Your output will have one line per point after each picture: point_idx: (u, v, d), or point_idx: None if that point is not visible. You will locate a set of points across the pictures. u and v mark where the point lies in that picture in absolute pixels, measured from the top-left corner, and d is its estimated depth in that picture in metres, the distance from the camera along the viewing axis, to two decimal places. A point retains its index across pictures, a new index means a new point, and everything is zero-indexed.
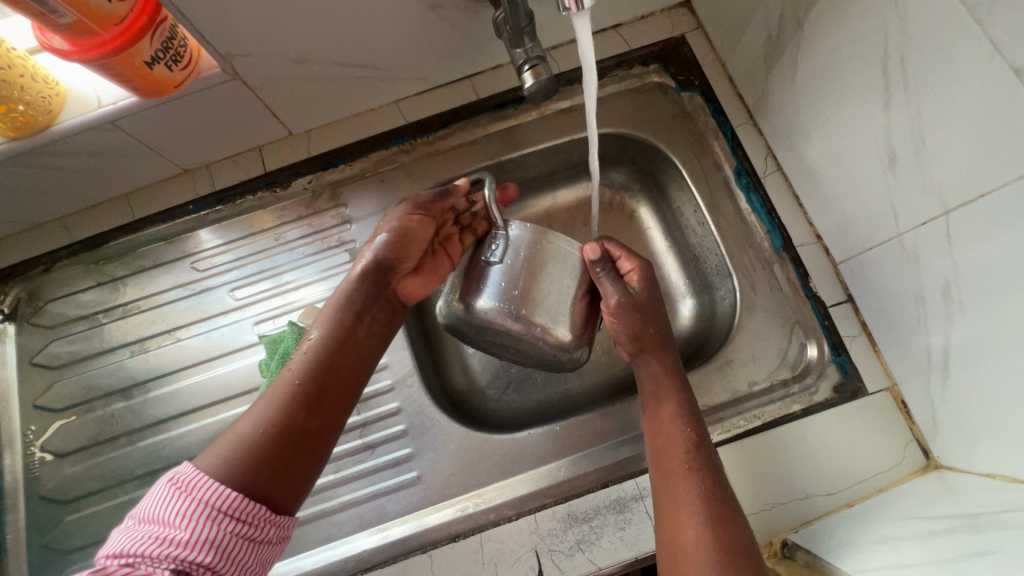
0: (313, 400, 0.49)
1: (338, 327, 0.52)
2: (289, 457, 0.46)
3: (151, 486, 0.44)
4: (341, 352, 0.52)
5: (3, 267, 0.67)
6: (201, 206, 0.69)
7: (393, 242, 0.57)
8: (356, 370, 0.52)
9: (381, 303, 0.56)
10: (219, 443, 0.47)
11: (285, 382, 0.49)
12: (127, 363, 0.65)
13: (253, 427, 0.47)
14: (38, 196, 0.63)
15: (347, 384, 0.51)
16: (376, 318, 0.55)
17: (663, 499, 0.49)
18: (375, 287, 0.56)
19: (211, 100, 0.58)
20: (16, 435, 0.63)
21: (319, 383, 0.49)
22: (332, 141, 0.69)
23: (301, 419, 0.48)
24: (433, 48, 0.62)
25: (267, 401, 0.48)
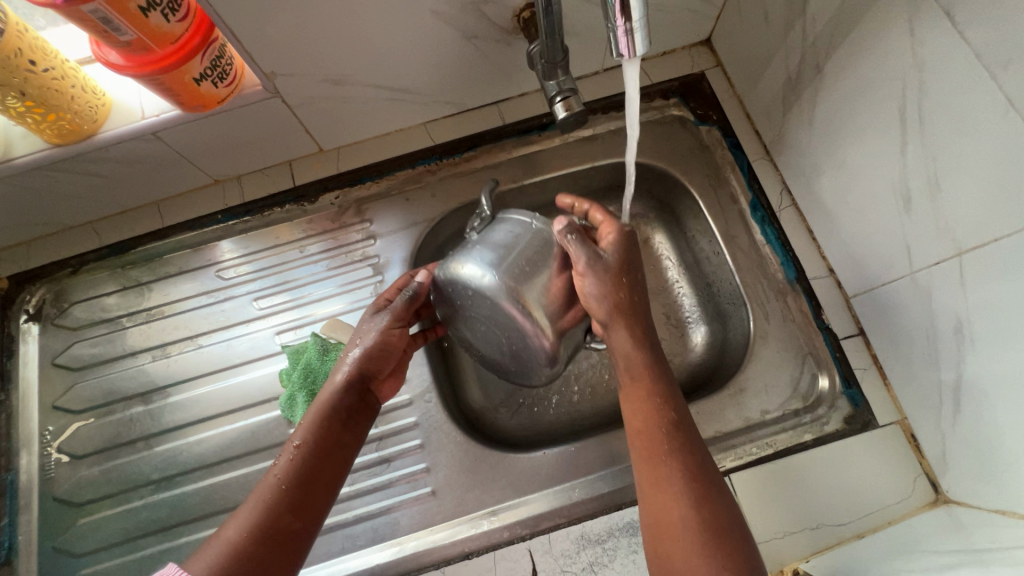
0: (297, 503, 0.48)
1: (325, 429, 0.51)
2: (276, 560, 0.45)
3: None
4: (322, 453, 0.50)
5: (30, 268, 0.68)
6: (230, 216, 0.70)
7: (374, 349, 0.56)
8: (338, 469, 0.51)
9: (362, 402, 0.55)
10: (206, 545, 0.46)
11: (272, 485, 0.48)
12: (148, 368, 0.66)
13: (237, 534, 0.45)
14: (73, 200, 0.64)
15: (329, 485, 0.50)
16: (358, 417, 0.54)
17: (647, 485, 0.48)
18: (355, 388, 0.55)
19: (250, 115, 0.60)
20: (34, 435, 0.63)
21: (302, 487, 0.48)
22: (360, 159, 0.71)
23: (287, 521, 0.47)
24: (465, 74, 0.65)
25: (251, 505, 0.47)
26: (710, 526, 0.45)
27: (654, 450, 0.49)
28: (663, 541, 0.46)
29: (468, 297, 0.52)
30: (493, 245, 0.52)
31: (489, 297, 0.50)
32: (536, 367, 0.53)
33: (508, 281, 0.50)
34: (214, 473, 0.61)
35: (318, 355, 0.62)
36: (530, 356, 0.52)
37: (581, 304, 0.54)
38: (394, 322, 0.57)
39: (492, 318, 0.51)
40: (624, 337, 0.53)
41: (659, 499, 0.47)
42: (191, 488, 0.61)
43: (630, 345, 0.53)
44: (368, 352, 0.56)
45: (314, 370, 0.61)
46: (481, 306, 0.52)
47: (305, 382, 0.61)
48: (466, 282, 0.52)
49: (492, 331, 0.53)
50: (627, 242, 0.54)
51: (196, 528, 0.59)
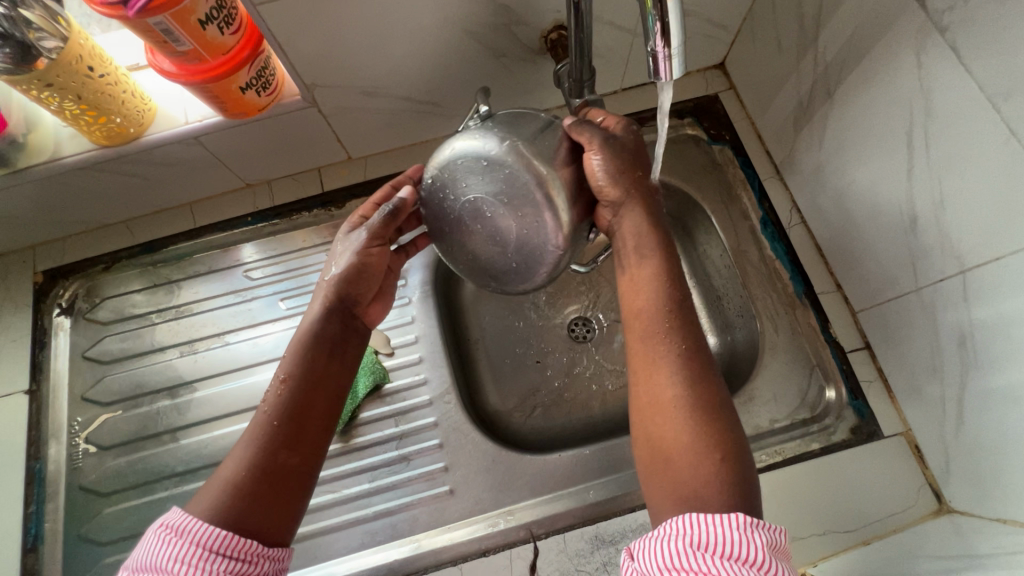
0: (289, 437, 0.47)
1: (308, 360, 0.50)
2: (275, 495, 0.45)
3: (143, 536, 0.42)
4: (310, 383, 0.50)
5: (65, 263, 0.71)
6: (259, 219, 0.73)
7: (353, 270, 0.54)
8: (330, 398, 0.50)
9: (348, 329, 0.54)
10: (206, 488, 0.45)
11: (261, 421, 0.47)
12: (176, 363, 0.68)
13: (232, 473, 0.45)
14: (111, 198, 0.67)
15: (322, 416, 0.49)
16: (345, 345, 0.53)
17: (639, 365, 0.47)
18: (340, 315, 0.53)
19: (287, 122, 0.63)
20: (62, 425, 0.65)
21: (293, 420, 0.47)
22: (387, 167, 0.74)
23: (282, 456, 0.46)
24: (492, 90, 0.68)
25: (245, 442, 0.47)
26: (708, 412, 0.43)
27: (652, 335, 0.47)
28: (653, 431, 0.44)
29: (478, 174, 0.48)
30: (497, 125, 0.50)
31: (510, 173, 0.48)
32: (540, 262, 0.50)
33: (530, 154, 0.48)
34: None
35: None
36: (539, 241, 0.49)
37: (591, 190, 0.52)
38: (375, 239, 0.56)
39: (505, 194, 0.48)
40: (635, 218, 0.51)
41: (653, 381, 0.45)
42: None
43: (639, 225, 0.51)
44: (347, 273, 0.54)
45: None
46: (496, 181, 0.48)
47: None
48: (477, 160, 0.48)
49: (502, 213, 0.48)
50: (632, 129, 0.53)
51: None
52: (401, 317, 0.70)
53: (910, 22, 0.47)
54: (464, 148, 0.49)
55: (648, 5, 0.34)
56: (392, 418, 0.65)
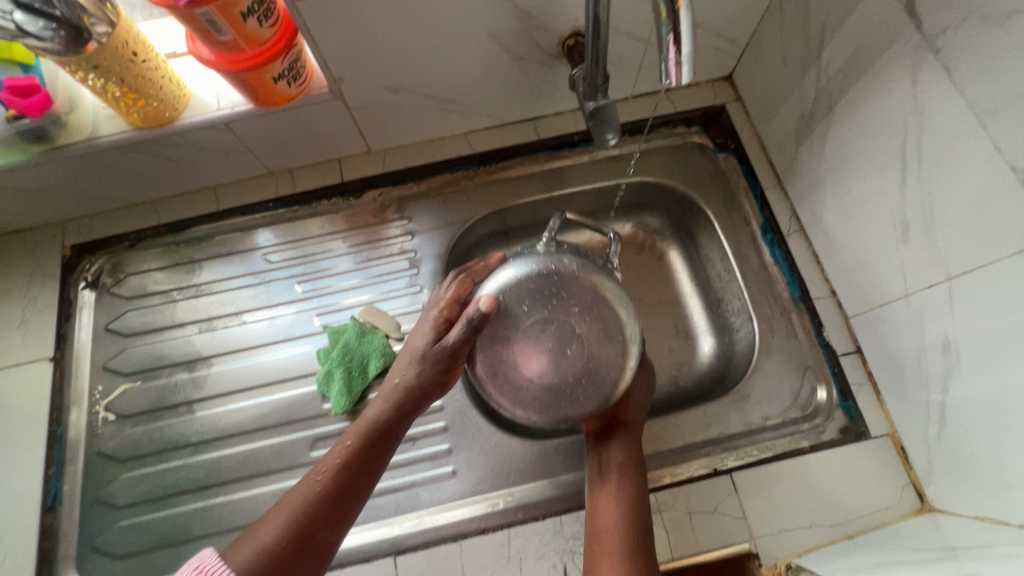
0: (329, 519, 0.51)
1: (358, 449, 0.55)
2: (303, 564, 0.50)
3: (176, 568, 0.46)
4: (357, 472, 0.54)
5: (92, 239, 0.74)
6: (280, 205, 0.76)
7: (426, 380, 0.58)
8: (367, 488, 0.54)
9: (403, 429, 0.58)
10: (244, 540, 0.50)
11: (308, 493, 0.52)
12: (194, 338, 0.71)
13: (273, 536, 0.49)
14: (141, 178, 0.70)
15: (356, 503, 0.53)
16: (394, 440, 0.57)
17: (597, 557, 0.53)
18: (402, 412, 0.58)
19: (313, 113, 0.66)
20: (83, 393, 0.67)
21: (336, 503, 0.52)
22: (405, 161, 0.77)
23: (320, 533, 0.51)
24: (509, 91, 0.71)
25: (289, 507, 0.52)
26: None
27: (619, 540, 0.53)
28: None
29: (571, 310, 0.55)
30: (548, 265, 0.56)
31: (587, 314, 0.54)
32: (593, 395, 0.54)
33: (618, 330, 0.54)
34: (250, 440, 0.66)
35: (357, 337, 0.68)
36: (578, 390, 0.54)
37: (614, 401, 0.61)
38: (455, 357, 0.57)
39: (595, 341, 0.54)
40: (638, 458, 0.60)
41: (602, 565, 0.52)
42: (227, 453, 0.65)
43: (627, 454, 0.58)
44: (421, 381, 0.58)
45: (351, 350, 0.67)
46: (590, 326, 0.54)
47: (343, 360, 0.67)
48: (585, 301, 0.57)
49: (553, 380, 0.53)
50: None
51: (231, 489, 0.64)
52: (413, 304, 0.72)
53: (907, 43, 0.50)
54: (537, 284, 0.55)
55: (663, 14, 0.37)
56: None
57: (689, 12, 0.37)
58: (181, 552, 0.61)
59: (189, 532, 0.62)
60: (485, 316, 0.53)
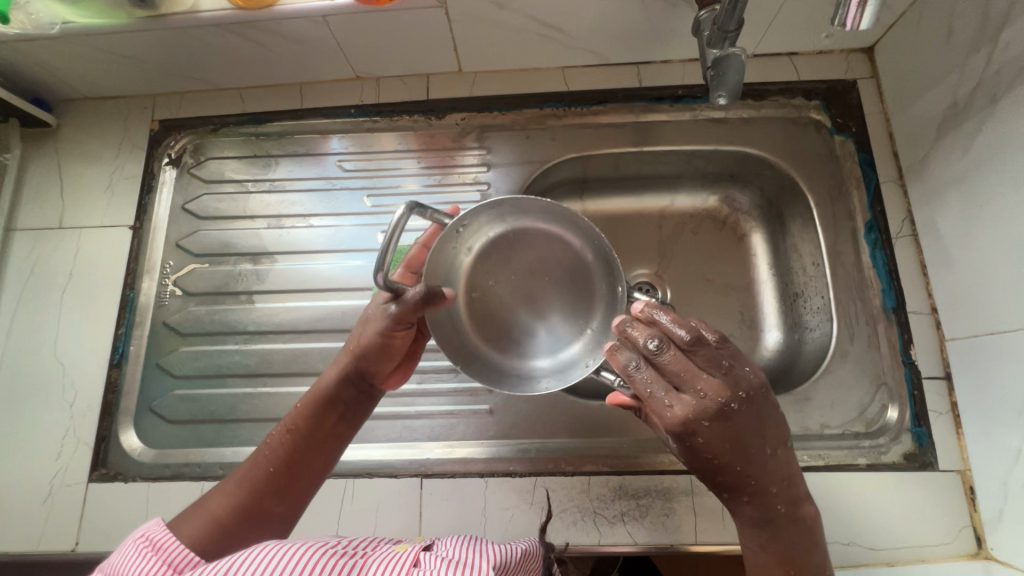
0: (280, 488, 0.48)
1: (307, 419, 0.50)
2: (254, 532, 0.46)
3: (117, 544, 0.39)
4: (310, 443, 0.49)
5: (180, 117, 0.75)
6: (362, 113, 0.74)
7: (373, 348, 0.51)
8: (324, 461, 0.50)
9: (359, 398, 0.52)
10: (192, 509, 0.46)
11: (258, 465, 0.48)
12: (261, 233, 0.72)
13: (222, 506, 0.46)
14: (234, 61, 0.69)
15: (314, 474, 0.50)
16: (354, 411, 0.52)
17: None
18: (353, 383, 0.51)
19: (414, 19, 0.63)
20: (156, 265, 0.70)
21: (289, 472, 0.48)
22: (494, 88, 0.73)
23: (268, 503, 0.47)
24: (622, 26, 0.66)
25: (238, 478, 0.48)
26: None
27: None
28: None
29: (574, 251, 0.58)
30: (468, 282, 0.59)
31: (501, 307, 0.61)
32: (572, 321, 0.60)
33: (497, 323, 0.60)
34: (301, 339, 0.68)
35: None
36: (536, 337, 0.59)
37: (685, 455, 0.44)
38: (400, 328, 0.51)
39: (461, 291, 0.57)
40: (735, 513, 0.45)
41: None
42: (278, 348, 0.67)
43: (754, 509, 0.43)
44: (366, 350, 0.51)
45: None
46: (473, 273, 0.59)
47: None
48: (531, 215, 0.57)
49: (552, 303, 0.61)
50: (705, 415, 0.40)
51: (277, 383, 0.66)
52: None
53: None
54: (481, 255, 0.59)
55: None
56: None
57: None
58: (227, 430, 0.64)
59: (236, 414, 0.65)
60: (438, 296, 0.50)
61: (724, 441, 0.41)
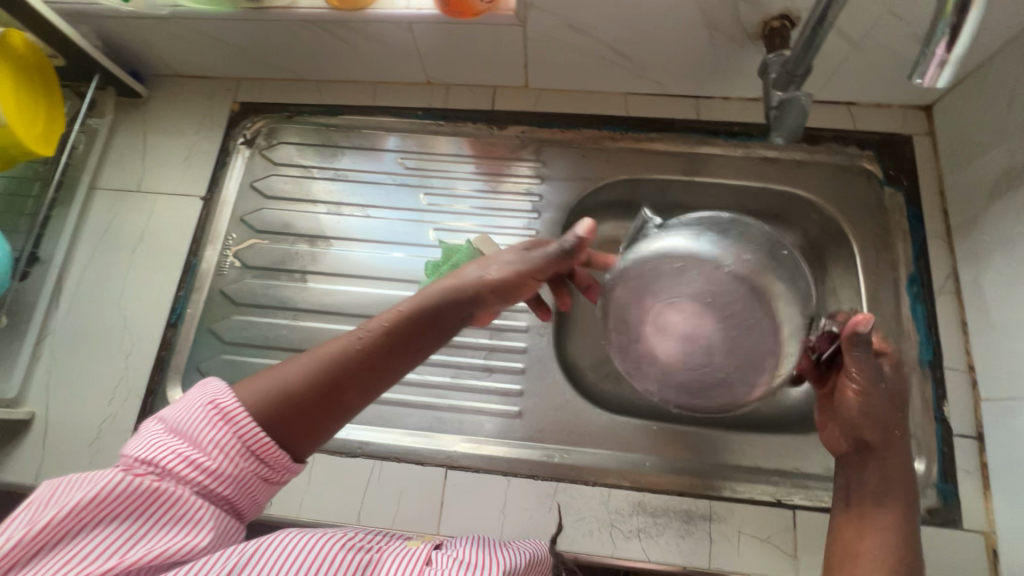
0: (358, 381, 0.44)
1: (412, 317, 0.47)
2: (317, 419, 0.43)
3: (190, 401, 0.43)
4: (400, 345, 0.46)
5: (259, 102, 0.80)
6: (429, 116, 0.78)
7: (507, 283, 0.50)
8: (407, 363, 0.47)
9: (466, 318, 0.50)
10: (265, 375, 0.44)
11: (344, 349, 0.45)
12: (321, 217, 0.76)
13: (298, 381, 0.43)
14: (318, 56, 0.74)
15: (392, 375, 0.46)
16: (454, 326, 0.49)
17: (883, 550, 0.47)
18: (470, 302, 0.49)
19: (494, 33, 0.66)
20: (220, 235, 0.74)
21: (372, 366, 0.45)
22: (557, 106, 0.76)
23: (346, 395, 0.44)
24: (688, 60, 0.68)
25: (321, 354, 0.45)
26: None
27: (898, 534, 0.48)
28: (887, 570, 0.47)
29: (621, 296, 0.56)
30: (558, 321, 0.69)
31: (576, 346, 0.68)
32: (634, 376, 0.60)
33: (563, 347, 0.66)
34: (346, 322, 0.71)
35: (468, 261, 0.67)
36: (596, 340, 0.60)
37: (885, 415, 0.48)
38: (536, 272, 0.52)
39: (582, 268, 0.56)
40: (879, 467, 0.48)
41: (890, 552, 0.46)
42: (324, 327, 0.70)
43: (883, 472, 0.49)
44: (496, 281, 0.50)
45: None
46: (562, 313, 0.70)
47: None
48: None
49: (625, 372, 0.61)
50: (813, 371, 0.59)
51: None
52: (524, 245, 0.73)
53: None
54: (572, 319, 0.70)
55: (946, 9, 0.34)
56: (489, 331, 0.70)
57: (981, 13, 0.33)
58: None
59: None
60: (581, 243, 0.52)
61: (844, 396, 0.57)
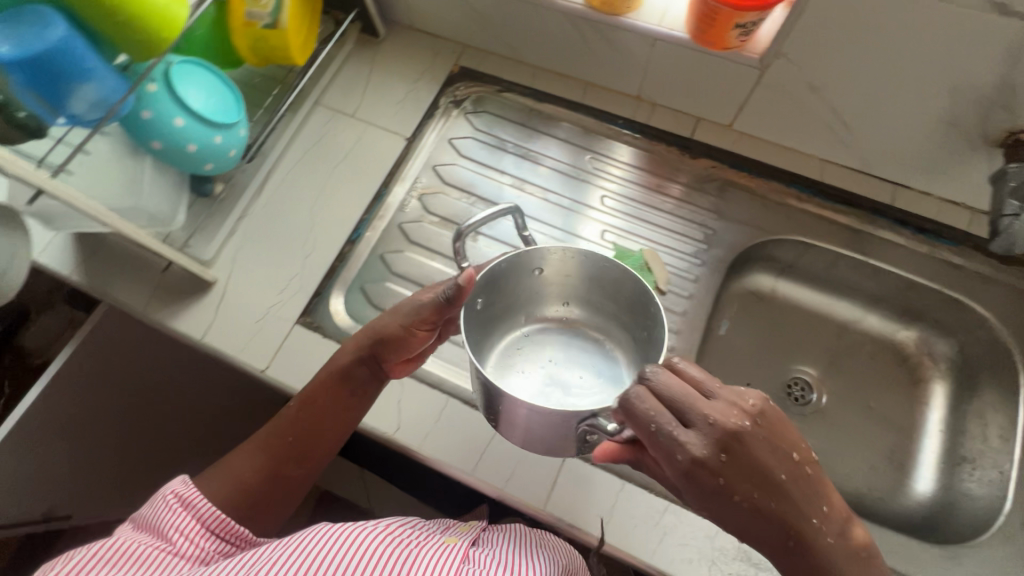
0: (299, 453, 0.58)
1: (326, 391, 0.59)
2: (275, 487, 0.57)
3: (155, 497, 0.53)
4: (290, 460, 0.58)
5: (477, 69, 0.85)
6: (627, 126, 0.82)
7: (397, 336, 0.57)
8: (336, 429, 0.59)
9: (374, 374, 0.60)
10: (212, 477, 0.57)
11: (258, 467, 0.58)
12: (503, 188, 0.80)
13: (250, 474, 0.57)
14: (550, 44, 0.79)
15: (327, 438, 0.59)
16: (363, 387, 0.60)
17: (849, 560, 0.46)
18: (367, 361, 0.59)
19: (729, 70, 0.70)
20: (412, 177, 0.80)
21: (295, 449, 0.58)
22: (752, 152, 0.78)
23: (288, 468, 0.58)
24: (907, 147, 0.69)
25: (251, 463, 0.58)
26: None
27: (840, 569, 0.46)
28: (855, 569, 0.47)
29: (612, 295, 0.64)
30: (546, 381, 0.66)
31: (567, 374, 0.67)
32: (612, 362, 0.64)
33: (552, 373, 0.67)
34: None
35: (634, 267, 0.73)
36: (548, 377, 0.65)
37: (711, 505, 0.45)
38: (423, 318, 0.56)
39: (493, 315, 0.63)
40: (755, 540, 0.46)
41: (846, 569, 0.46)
42: None
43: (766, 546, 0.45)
44: (387, 335, 0.57)
45: None
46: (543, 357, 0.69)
47: None
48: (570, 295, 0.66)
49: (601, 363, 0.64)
50: (720, 448, 0.42)
51: None
52: (687, 271, 0.75)
53: None
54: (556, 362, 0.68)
55: None
56: None
57: None
58: None
59: None
60: (462, 291, 0.54)
61: (743, 472, 0.43)
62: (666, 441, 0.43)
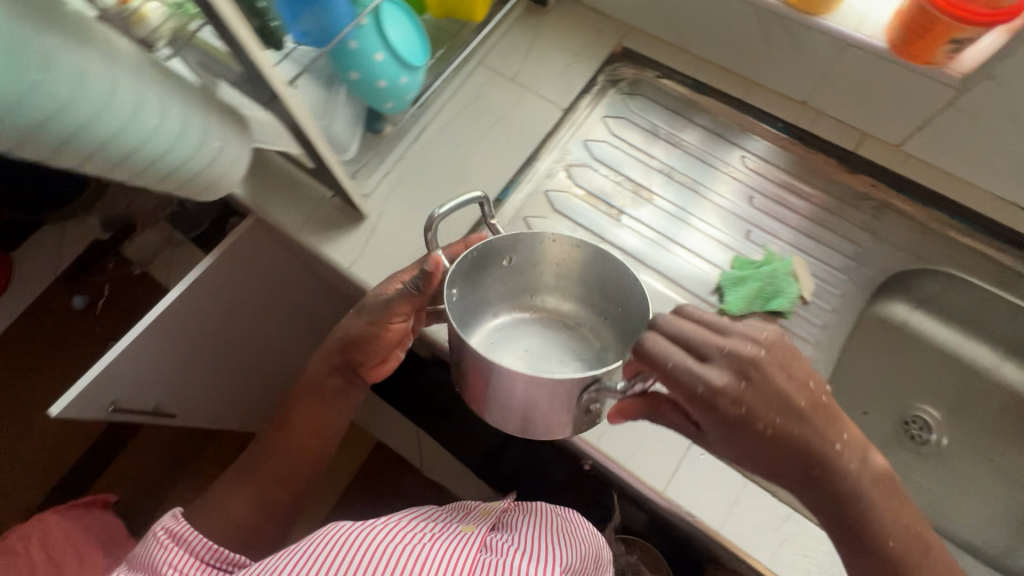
0: (282, 476, 0.65)
1: (291, 420, 0.66)
2: (261, 520, 0.64)
3: (148, 533, 0.53)
4: (285, 465, 0.65)
5: (639, 52, 0.85)
6: (786, 130, 0.80)
7: (362, 337, 0.61)
8: (327, 425, 0.66)
9: (344, 382, 0.66)
10: (206, 514, 0.63)
11: (236, 492, 0.64)
12: (650, 171, 0.81)
13: (242, 509, 0.63)
14: (725, 37, 0.78)
15: (307, 456, 0.66)
16: (339, 393, 0.66)
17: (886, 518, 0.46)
18: (331, 372, 0.65)
19: (920, 86, 0.67)
20: (563, 147, 0.82)
21: (280, 471, 0.65)
22: (917, 176, 0.75)
23: (276, 491, 0.65)
24: None
25: (229, 498, 0.64)
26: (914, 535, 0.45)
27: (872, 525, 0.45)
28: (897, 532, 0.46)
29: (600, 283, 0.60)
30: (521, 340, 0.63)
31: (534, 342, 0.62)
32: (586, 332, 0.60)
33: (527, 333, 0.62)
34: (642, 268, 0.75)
35: (784, 272, 0.72)
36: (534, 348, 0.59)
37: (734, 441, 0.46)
38: (401, 308, 0.58)
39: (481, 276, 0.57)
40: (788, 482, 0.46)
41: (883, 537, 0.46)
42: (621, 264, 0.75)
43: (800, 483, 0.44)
44: (350, 340, 0.62)
45: (775, 279, 0.72)
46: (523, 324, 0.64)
47: (764, 280, 0.72)
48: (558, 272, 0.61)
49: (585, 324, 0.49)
50: (739, 374, 0.44)
51: None
52: (831, 284, 0.75)
53: None
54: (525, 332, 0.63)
55: None
56: None
57: None
58: None
59: None
60: (433, 274, 0.55)
61: (764, 398, 0.43)
62: (682, 373, 0.44)
